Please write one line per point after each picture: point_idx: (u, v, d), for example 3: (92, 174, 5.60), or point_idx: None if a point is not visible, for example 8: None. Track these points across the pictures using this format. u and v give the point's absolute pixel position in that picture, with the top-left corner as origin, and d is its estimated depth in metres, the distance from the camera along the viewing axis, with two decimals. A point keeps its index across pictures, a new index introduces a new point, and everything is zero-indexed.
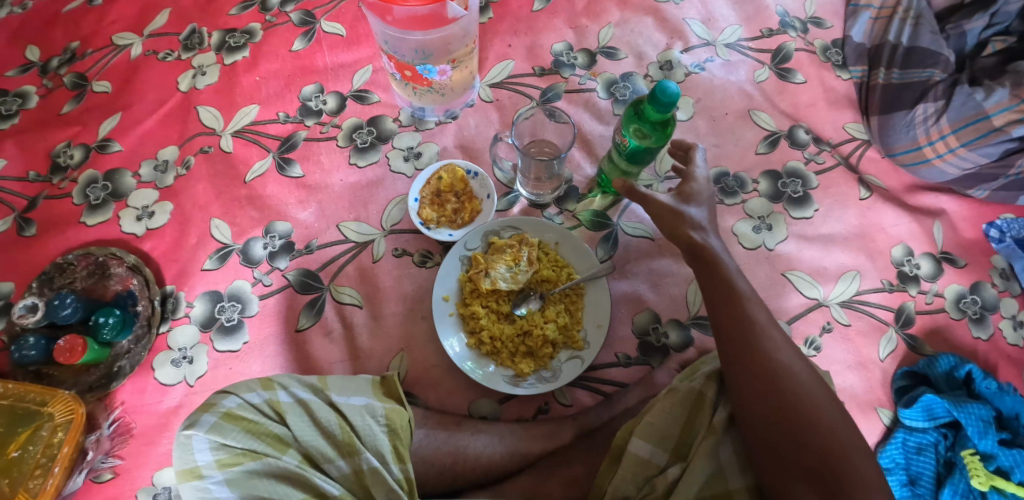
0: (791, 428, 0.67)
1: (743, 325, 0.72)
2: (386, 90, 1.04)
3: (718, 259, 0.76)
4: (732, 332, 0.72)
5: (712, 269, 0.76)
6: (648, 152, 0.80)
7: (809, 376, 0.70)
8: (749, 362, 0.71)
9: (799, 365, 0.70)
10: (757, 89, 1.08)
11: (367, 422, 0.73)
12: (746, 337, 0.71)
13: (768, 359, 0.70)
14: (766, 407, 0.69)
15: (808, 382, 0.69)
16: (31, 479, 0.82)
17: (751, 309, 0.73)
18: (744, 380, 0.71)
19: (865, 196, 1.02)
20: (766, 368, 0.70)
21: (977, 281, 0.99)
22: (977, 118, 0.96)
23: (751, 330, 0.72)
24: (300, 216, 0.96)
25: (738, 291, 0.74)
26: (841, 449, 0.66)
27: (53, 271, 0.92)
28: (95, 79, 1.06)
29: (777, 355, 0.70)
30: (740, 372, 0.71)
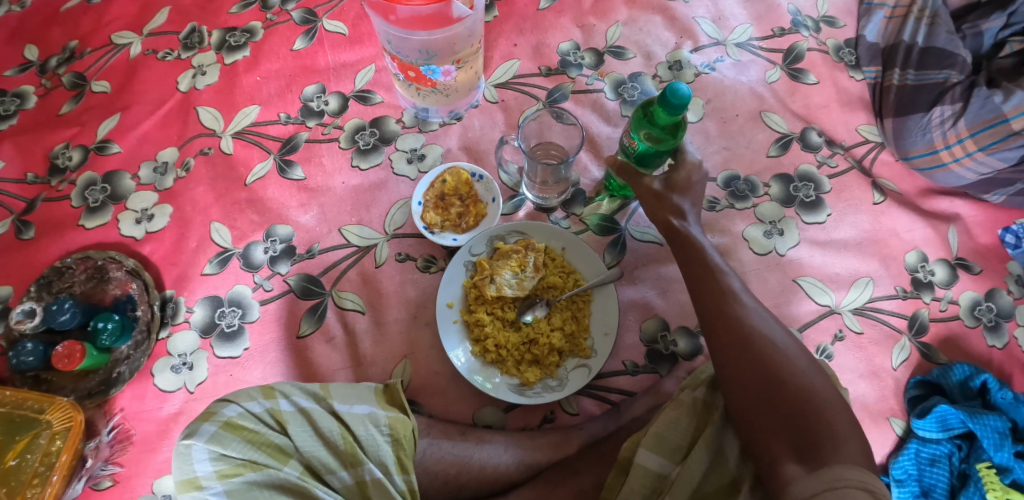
0: (767, 390, 0.68)
1: (720, 293, 0.74)
2: (390, 90, 1.02)
3: (695, 236, 0.79)
4: (711, 302, 0.74)
5: (691, 247, 0.78)
6: (658, 155, 0.77)
7: (786, 340, 0.71)
8: (726, 328, 0.72)
9: (775, 329, 0.72)
10: (769, 89, 1.06)
11: (371, 432, 0.72)
12: (721, 303, 0.73)
13: (742, 326, 0.71)
14: (748, 375, 0.69)
15: (791, 353, 0.70)
16: (29, 488, 0.81)
17: (725, 279, 0.75)
18: (724, 346, 0.71)
19: (879, 200, 1.00)
20: (743, 334, 0.71)
21: (992, 289, 0.97)
22: (997, 121, 0.93)
23: (726, 298, 0.74)
24: (301, 219, 0.94)
25: (713, 265, 0.76)
26: (819, 402, 0.66)
27: (51, 276, 0.90)
28: (93, 79, 1.04)
29: (750, 320, 0.72)
30: (719, 340, 0.72)
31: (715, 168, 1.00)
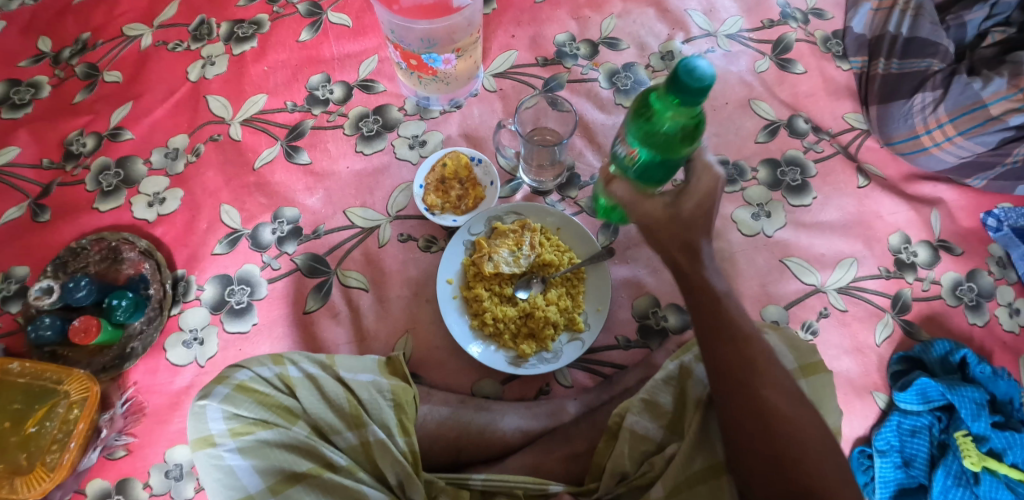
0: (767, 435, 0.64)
1: (743, 362, 0.66)
2: (392, 79, 1.06)
3: (726, 293, 0.67)
4: (729, 368, 0.66)
5: (718, 302, 0.67)
6: (664, 164, 0.69)
7: (803, 407, 0.65)
8: (743, 401, 0.66)
9: (794, 404, 0.65)
10: (758, 79, 1.10)
11: (374, 397, 0.77)
12: (744, 375, 0.66)
13: (745, 371, 0.66)
14: (757, 440, 0.65)
15: (790, 392, 0.66)
16: (48, 454, 0.84)
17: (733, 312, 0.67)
18: (736, 416, 0.66)
19: (863, 184, 1.04)
20: (755, 403, 0.65)
21: (974, 269, 1.00)
22: (975, 107, 0.96)
23: (752, 371, 0.66)
24: (307, 202, 0.98)
25: (741, 330, 0.66)
26: (837, 491, 0.62)
27: (67, 256, 0.94)
28: (106, 69, 1.08)
29: (754, 363, 0.66)
30: (732, 409, 0.66)
31: None
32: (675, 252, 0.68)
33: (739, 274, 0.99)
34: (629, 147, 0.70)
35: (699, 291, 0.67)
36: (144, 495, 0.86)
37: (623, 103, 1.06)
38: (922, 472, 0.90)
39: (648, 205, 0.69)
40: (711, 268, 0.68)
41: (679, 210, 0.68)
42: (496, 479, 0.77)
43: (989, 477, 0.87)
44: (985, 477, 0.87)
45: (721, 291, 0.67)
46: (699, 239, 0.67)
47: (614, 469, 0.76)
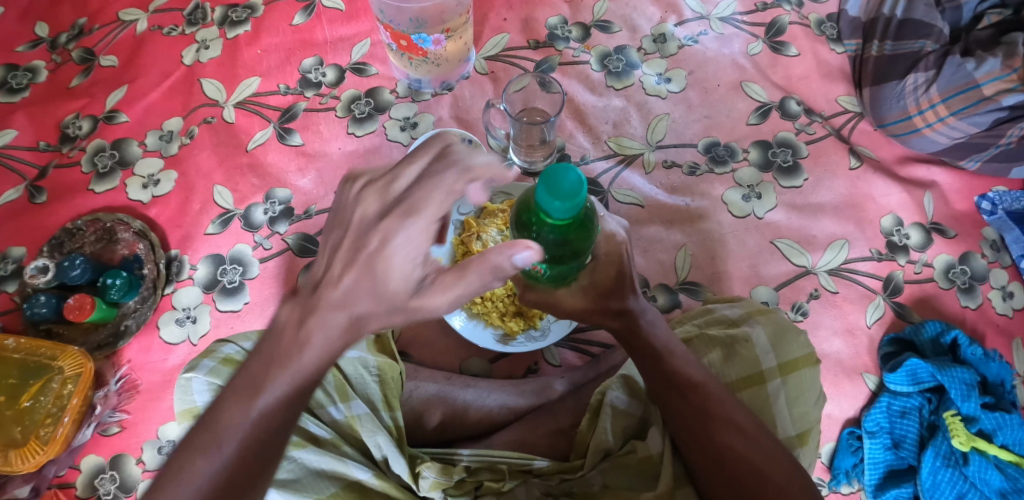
0: (708, 437, 0.68)
1: (693, 412, 0.69)
2: (384, 62, 1.07)
3: (666, 347, 0.72)
4: (682, 422, 0.70)
5: (659, 359, 0.72)
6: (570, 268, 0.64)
7: (760, 440, 0.67)
8: (701, 450, 0.68)
9: (750, 442, 0.67)
10: (750, 61, 1.10)
11: (360, 372, 0.79)
12: (696, 426, 0.69)
13: (677, 378, 0.71)
14: (703, 448, 0.68)
15: (725, 397, 0.70)
16: (42, 428, 0.85)
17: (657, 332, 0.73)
18: (696, 460, 0.69)
19: (856, 166, 1.03)
20: (711, 448, 0.68)
21: (967, 252, 0.99)
22: (968, 87, 0.95)
23: (705, 420, 0.69)
24: (299, 183, 1.00)
25: (686, 380, 0.70)
26: (787, 490, 0.64)
27: (63, 236, 0.95)
28: (102, 54, 1.09)
29: (686, 370, 0.71)
30: (691, 456, 0.69)
31: (696, 135, 1.05)
32: (612, 321, 0.73)
33: (729, 255, 0.99)
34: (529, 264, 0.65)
35: (643, 348, 0.72)
36: (138, 471, 0.88)
37: (614, 85, 1.08)
38: (911, 453, 0.89)
39: (568, 299, 0.71)
40: (650, 330, 0.73)
41: (597, 289, 0.70)
42: (482, 454, 0.79)
43: (978, 458, 0.86)
44: (974, 458, 0.86)
45: (661, 346, 0.72)
46: (626, 299, 0.71)
47: (598, 445, 0.77)
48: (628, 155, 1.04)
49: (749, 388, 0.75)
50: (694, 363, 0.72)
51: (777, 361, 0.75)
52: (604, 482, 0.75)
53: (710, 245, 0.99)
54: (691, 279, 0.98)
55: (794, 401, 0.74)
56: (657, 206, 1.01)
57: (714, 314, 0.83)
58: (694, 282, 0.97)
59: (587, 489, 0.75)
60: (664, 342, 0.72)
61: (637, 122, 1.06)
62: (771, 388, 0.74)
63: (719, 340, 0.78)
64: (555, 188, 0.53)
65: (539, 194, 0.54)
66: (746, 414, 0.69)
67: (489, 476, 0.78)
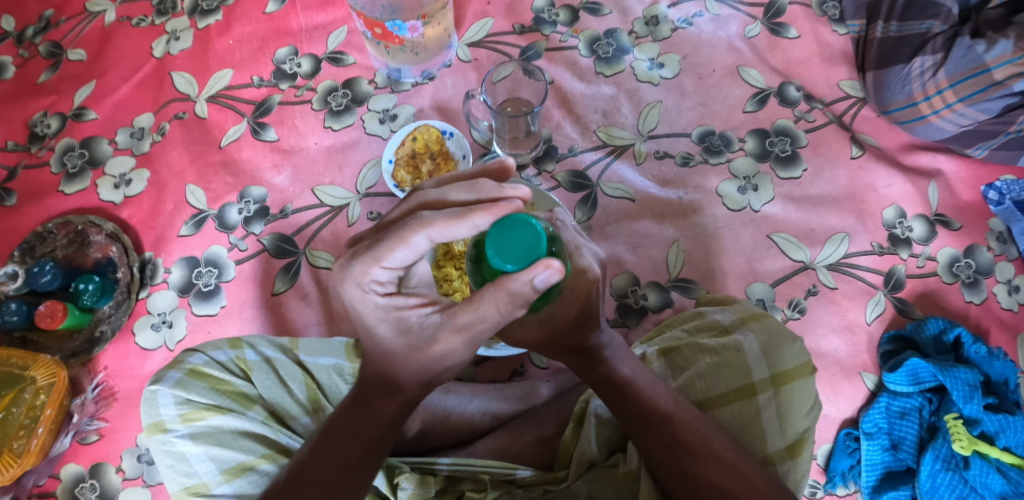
0: (682, 468, 0.66)
1: (662, 443, 0.67)
2: (362, 51, 1.02)
3: (628, 378, 0.70)
4: (651, 454, 0.67)
5: (619, 391, 0.70)
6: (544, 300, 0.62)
7: (734, 465, 0.65)
8: (678, 482, 0.66)
9: (724, 469, 0.65)
10: (747, 44, 1.04)
11: (334, 380, 0.79)
12: (668, 457, 0.66)
13: (649, 406, 0.69)
14: (676, 478, 0.66)
15: (699, 423, 0.68)
16: (14, 440, 0.83)
17: (617, 366, 0.71)
18: (670, 489, 0.67)
19: (857, 154, 0.98)
20: (682, 477, 0.66)
21: (973, 245, 0.94)
22: (978, 71, 0.90)
23: (676, 451, 0.66)
24: (274, 181, 0.96)
25: (655, 410, 0.68)
26: None
27: (34, 240, 0.92)
28: (70, 48, 1.05)
29: (657, 399, 0.69)
30: (665, 485, 0.67)
31: (690, 124, 1.00)
32: (569, 357, 0.73)
33: (724, 251, 0.95)
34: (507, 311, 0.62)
35: (603, 379, 0.71)
36: (117, 480, 0.86)
37: (603, 71, 1.03)
38: (910, 455, 0.86)
39: (524, 329, 0.71)
40: (613, 361, 0.71)
41: (555, 323, 0.69)
42: (463, 464, 0.77)
43: (979, 462, 0.83)
44: (975, 462, 0.83)
45: (621, 379, 0.70)
46: (590, 336, 0.70)
47: (581, 457, 0.74)
48: (618, 146, 1.00)
49: (739, 401, 0.72)
50: (661, 392, 0.70)
51: (769, 372, 0.72)
52: (590, 492, 0.72)
53: (703, 240, 0.95)
54: (683, 276, 0.94)
55: (784, 415, 0.71)
56: (648, 200, 0.97)
57: (705, 319, 0.80)
58: (687, 279, 0.94)
59: None
60: (628, 373, 0.71)
61: (628, 110, 1.01)
62: (762, 400, 0.71)
63: (709, 348, 0.76)
64: (510, 242, 0.54)
65: (491, 255, 0.54)
66: (721, 439, 0.67)
67: (470, 486, 0.75)
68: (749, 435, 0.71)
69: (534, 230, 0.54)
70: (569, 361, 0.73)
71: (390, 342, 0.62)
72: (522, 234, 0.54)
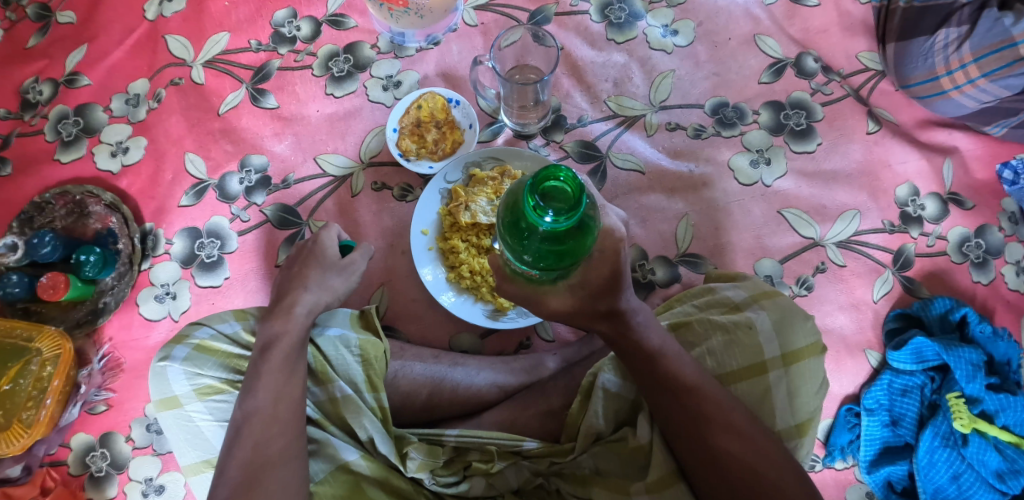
0: (703, 437, 0.67)
1: (687, 415, 0.67)
2: (364, 14, 0.98)
3: (658, 348, 0.69)
4: (673, 421, 0.68)
5: (650, 361, 0.69)
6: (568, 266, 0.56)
7: (754, 439, 0.66)
8: (696, 452, 0.67)
9: (744, 442, 0.66)
10: (765, 12, 1.00)
11: (341, 352, 0.79)
12: (691, 429, 0.67)
13: (676, 377, 0.68)
14: (695, 446, 0.67)
15: (722, 396, 0.68)
16: (25, 411, 0.84)
17: (646, 334, 0.69)
18: (688, 459, 0.68)
19: (873, 130, 0.96)
20: (702, 447, 0.67)
21: (984, 225, 0.93)
22: (1004, 45, 0.85)
23: (699, 423, 0.67)
24: (275, 149, 0.94)
25: (680, 382, 0.68)
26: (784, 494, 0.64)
27: (31, 211, 0.90)
28: (59, 9, 1.00)
29: (683, 370, 0.69)
30: (686, 456, 0.68)
31: (703, 95, 0.98)
32: (600, 323, 0.68)
33: (733, 226, 0.94)
34: (523, 267, 0.58)
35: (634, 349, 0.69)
36: (127, 449, 0.87)
37: (615, 38, 1.00)
38: (909, 431, 0.88)
39: (555, 298, 0.65)
40: (643, 330, 0.69)
41: (587, 288, 0.64)
42: (469, 435, 0.78)
43: (978, 440, 0.84)
44: (974, 440, 0.84)
45: (653, 349, 0.69)
46: (621, 300, 0.66)
47: (588, 430, 0.75)
48: (630, 117, 0.97)
49: (751, 378, 0.72)
50: (688, 363, 0.70)
51: (780, 351, 0.72)
52: (596, 465, 0.75)
53: (713, 215, 0.94)
54: (692, 251, 0.93)
55: (795, 393, 0.72)
56: (659, 172, 0.95)
57: (716, 296, 0.79)
58: (695, 254, 0.93)
59: (579, 472, 0.76)
60: (659, 342, 0.69)
61: (640, 79, 0.98)
62: (773, 377, 0.72)
63: (720, 325, 0.75)
64: (550, 189, 0.50)
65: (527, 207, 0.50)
66: (743, 415, 0.68)
67: (477, 457, 0.77)
68: (762, 410, 0.71)
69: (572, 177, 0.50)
70: (600, 326, 0.69)
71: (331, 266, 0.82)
72: (554, 184, 0.50)
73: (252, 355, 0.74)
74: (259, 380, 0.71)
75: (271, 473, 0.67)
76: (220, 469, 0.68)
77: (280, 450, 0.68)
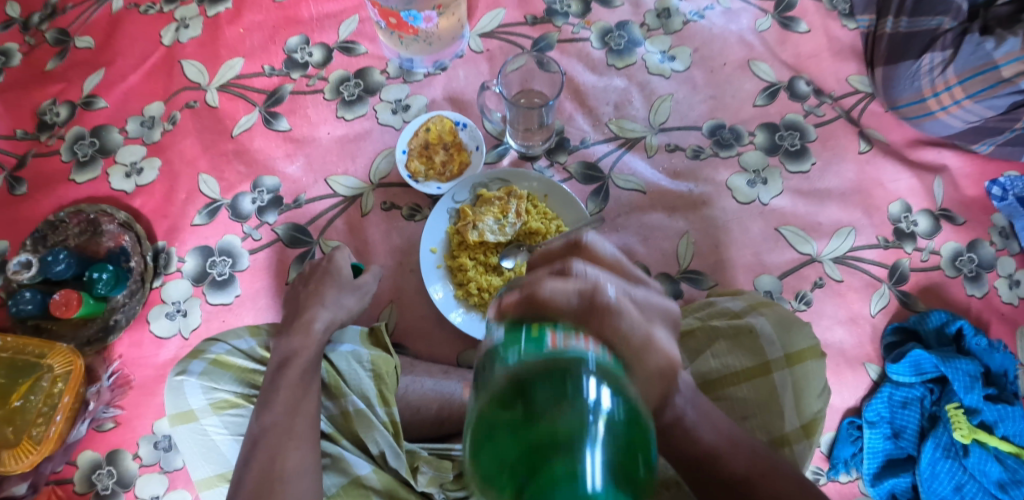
0: None
1: None
2: (373, 41, 1.02)
3: (711, 446, 0.63)
4: None
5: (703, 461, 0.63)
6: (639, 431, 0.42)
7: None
8: None
9: None
10: (758, 38, 1.05)
11: (353, 367, 0.81)
12: None
13: (729, 468, 0.62)
14: None
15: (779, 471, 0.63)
16: (34, 427, 0.84)
17: (696, 430, 0.63)
18: None
19: (865, 149, 1.00)
20: None
21: (976, 240, 0.96)
22: (986, 68, 0.89)
23: None
24: (287, 170, 0.97)
25: (736, 477, 0.62)
26: None
27: (45, 229, 0.92)
28: (78, 35, 1.03)
29: (737, 462, 0.63)
30: None
31: (700, 117, 1.01)
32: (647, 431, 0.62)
33: (732, 243, 0.96)
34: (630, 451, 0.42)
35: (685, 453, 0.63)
36: (134, 467, 0.88)
37: (615, 64, 1.04)
38: (911, 443, 0.90)
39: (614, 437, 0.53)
40: (693, 426, 0.63)
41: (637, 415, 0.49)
42: None
43: (978, 450, 0.86)
44: (975, 450, 0.86)
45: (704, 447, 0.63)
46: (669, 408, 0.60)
47: None
48: (630, 138, 1.00)
49: (752, 381, 0.74)
50: (742, 452, 0.64)
51: (783, 351, 0.74)
52: None
53: (712, 232, 0.97)
54: (693, 267, 0.95)
55: (801, 391, 0.73)
56: (659, 192, 0.98)
57: (717, 307, 0.81)
58: (696, 271, 0.95)
59: None
60: (711, 438, 0.64)
61: (639, 103, 1.02)
62: (777, 378, 0.74)
63: (723, 332, 0.77)
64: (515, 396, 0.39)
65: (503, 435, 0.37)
66: (788, 480, 0.62)
67: None
68: (768, 414, 0.73)
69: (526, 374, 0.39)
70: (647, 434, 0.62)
71: (342, 287, 0.84)
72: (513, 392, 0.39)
73: (268, 370, 0.76)
74: (277, 393, 0.73)
75: (286, 486, 0.67)
76: (236, 483, 0.68)
77: (296, 463, 0.68)
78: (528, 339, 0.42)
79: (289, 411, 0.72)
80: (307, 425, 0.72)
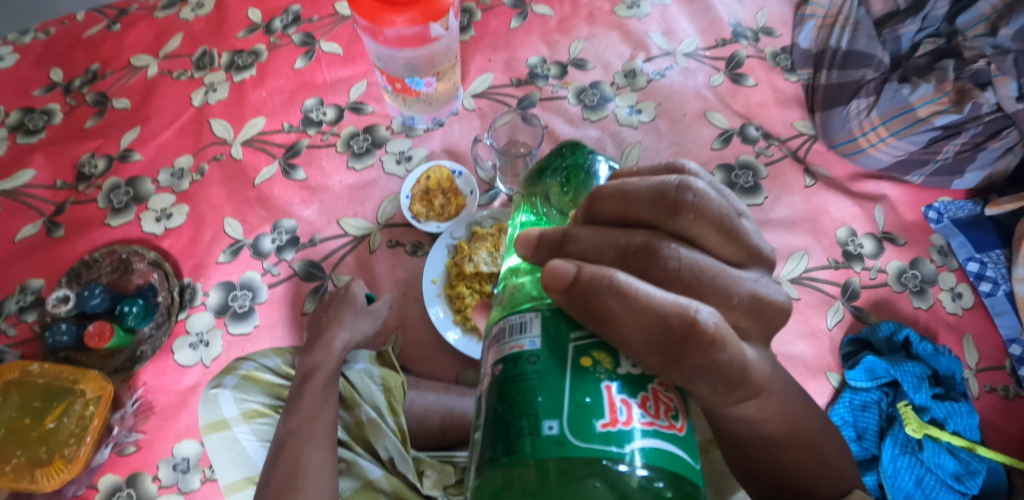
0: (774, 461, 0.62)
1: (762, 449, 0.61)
2: (380, 101, 1.16)
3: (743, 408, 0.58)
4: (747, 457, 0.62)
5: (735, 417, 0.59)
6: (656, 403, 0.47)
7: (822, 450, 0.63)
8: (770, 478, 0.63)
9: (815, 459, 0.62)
10: (713, 92, 1.21)
11: (366, 382, 0.89)
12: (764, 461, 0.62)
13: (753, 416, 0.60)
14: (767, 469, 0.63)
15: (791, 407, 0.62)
16: (66, 447, 0.92)
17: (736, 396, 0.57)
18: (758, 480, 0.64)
19: (810, 184, 1.14)
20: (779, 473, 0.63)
21: (917, 258, 1.09)
22: (904, 110, 1.07)
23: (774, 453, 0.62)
24: (304, 214, 1.08)
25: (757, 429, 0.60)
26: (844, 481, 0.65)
27: (81, 268, 1.02)
28: (115, 97, 1.16)
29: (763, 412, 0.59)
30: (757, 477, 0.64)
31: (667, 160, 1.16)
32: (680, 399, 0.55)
33: None
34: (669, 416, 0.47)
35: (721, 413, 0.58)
36: (153, 487, 0.92)
37: (590, 117, 1.19)
38: (874, 443, 0.98)
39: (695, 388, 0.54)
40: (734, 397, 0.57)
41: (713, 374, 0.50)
42: None
43: (931, 444, 0.96)
44: (927, 444, 0.96)
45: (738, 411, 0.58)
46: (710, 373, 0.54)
47: None
48: None
49: None
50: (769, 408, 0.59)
51: None
52: None
53: None
54: None
55: None
56: None
57: None
58: None
59: None
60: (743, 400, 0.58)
61: (612, 149, 1.17)
62: None
63: None
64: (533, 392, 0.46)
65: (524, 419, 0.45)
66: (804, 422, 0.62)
67: None
68: None
69: (540, 374, 0.46)
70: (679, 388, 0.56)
71: (356, 315, 0.93)
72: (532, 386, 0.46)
73: (293, 384, 0.85)
74: (302, 401, 0.81)
75: (307, 481, 0.73)
76: (265, 479, 0.75)
77: (316, 463, 0.75)
78: (574, 395, 0.45)
79: (310, 417, 0.79)
80: (326, 429, 0.78)
